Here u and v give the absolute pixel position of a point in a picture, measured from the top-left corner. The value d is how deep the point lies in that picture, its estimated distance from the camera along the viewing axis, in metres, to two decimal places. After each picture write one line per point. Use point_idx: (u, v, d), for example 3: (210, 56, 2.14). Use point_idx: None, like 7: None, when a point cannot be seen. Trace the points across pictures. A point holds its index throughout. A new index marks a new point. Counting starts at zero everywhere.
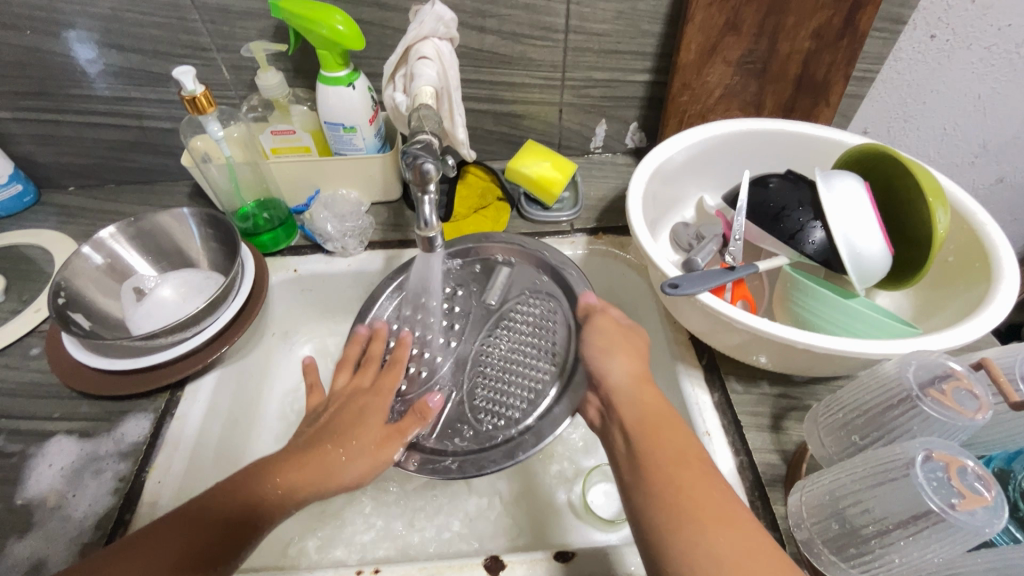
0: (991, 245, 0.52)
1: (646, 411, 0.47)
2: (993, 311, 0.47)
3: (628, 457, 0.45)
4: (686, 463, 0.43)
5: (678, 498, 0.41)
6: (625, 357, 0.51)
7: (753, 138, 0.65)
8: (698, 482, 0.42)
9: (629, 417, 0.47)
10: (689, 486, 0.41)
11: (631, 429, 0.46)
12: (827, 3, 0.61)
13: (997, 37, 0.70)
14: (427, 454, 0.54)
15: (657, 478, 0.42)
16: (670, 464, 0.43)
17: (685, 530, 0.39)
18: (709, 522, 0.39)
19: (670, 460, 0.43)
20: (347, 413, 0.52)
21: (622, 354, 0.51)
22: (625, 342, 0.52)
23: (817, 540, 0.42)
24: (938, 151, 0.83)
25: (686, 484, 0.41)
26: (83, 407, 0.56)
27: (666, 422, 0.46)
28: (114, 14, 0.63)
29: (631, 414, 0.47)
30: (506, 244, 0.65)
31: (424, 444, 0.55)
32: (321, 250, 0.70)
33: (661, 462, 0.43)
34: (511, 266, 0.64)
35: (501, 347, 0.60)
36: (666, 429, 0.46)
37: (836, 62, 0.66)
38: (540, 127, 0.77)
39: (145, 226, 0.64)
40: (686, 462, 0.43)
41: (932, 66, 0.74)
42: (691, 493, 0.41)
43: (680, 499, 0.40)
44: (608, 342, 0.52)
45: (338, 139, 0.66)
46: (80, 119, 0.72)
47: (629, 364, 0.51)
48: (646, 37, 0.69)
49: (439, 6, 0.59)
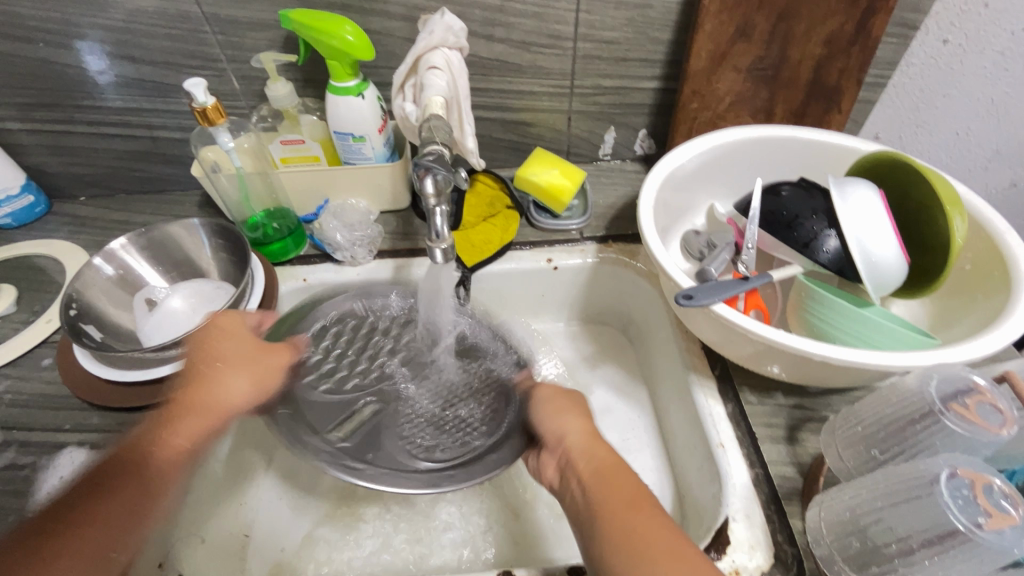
0: (1010, 254, 0.51)
1: (599, 460, 0.46)
2: (1015, 322, 0.46)
3: (586, 505, 0.44)
4: (634, 499, 0.42)
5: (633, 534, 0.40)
6: (564, 408, 0.52)
7: (767, 144, 0.64)
8: (638, 506, 0.42)
9: (585, 469, 0.46)
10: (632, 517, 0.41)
11: (586, 479, 0.46)
12: (839, 10, 0.61)
13: (1011, 41, 0.69)
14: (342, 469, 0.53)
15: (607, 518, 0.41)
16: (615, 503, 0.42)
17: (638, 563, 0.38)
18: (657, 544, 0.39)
19: (618, 500, 0.42)
20: (205, 356, 0.52)
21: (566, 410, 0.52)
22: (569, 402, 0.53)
23: (837, 557, 0.41)
24: (950, 156, 0.82)
25: (635, 518, 0.41)
26: (94, 418, 0.56)
27: (620, 468, 0.46)
28: (126, 26, 0.64)
29: (587, 469, 0.46)
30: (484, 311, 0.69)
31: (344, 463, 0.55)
32: (330, 260, 0.70)
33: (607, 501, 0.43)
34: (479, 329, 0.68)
35: (433, 397, 0.65)
36: (617, 476, 0.45)
37: (848, 68, 0.65)
38: (549, 135, 0.77)
39: (156, 236, 0.64)
40: (637, 504, 0.42)
41: (944, 72, 0.73)
42: (640, 525, 0.40)
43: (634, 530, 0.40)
44: (551, 399, 0.54)
45: (348, 148, 0.66)
46: (91, 130, 0.72)
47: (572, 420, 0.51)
48: (655, 44, 0.68)
49: (449, 16, 0.60)
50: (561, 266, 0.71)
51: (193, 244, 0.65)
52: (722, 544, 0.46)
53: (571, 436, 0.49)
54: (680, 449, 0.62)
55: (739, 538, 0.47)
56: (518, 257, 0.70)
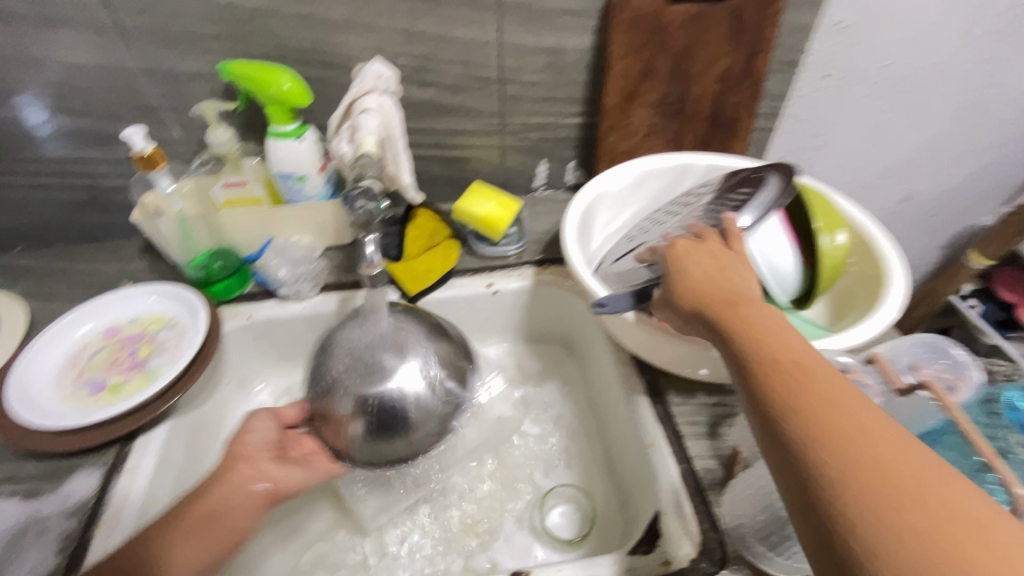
0: (887, 259, 0.57)
1: (743, 345, 0.40)
2: (884, 314, 0.52)
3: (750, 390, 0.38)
4: (805, 362, 0.37)
5: (839, 453, 0.31)
6: (718, 288, 0.45)
7: (666, 170, 0.73)
8: (862, 440, 0.32)
9: (749, 337, 0.40)
10: (836, 421, 0.33)
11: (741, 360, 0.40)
12: (728, 52, 0.70)
13: (881, 74, 0.84)
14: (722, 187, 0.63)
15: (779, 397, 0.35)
16: (800, 387, 0.35)
17: (845, 483, 0.30)
18: (882, 453, 0.31)
19: (806, 386, 0.35)
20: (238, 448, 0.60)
21: (697, 275, 0.47)
22: (730, 267, 0.48)
23: (750, 535, 0.47)
24: (846, 172, 0.99)
25: (852, 433, 0.32)
26: (28, 467, 0.55)
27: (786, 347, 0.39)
28: (65, 81, 0.65)
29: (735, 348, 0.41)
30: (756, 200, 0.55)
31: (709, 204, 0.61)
32: (275, 296, 0.72)
33: (788, 377, 0.36)
34: (750, 195, 0.56)
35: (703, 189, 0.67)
36: (780, 338, 0.40)
37: (741, 101, 0.75)
38: (486, 169, 0.83)
39: (124, 295, 0.68)
40: (796, 396, 0.35)
41: (830, 100, 0.87)
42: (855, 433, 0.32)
43: (803, 405, 0.34)
44: (704, 287, 0.46)
45: (290, 189, 0.69)
46: (29, 181, 0.73)
47: (720, 284, 0.45)
48: (574, 85, 0.75)
49: (378, 64, 0.65)
50: (501, 290, 0.75)
51: (129, 301, 0.68)
52: (654, 537, 0.50)
53: (756, 324, 0.41)
54: (624, 455, 0.65)
55: (669, 530, 0.50)
56: (460, 284, 0.74)
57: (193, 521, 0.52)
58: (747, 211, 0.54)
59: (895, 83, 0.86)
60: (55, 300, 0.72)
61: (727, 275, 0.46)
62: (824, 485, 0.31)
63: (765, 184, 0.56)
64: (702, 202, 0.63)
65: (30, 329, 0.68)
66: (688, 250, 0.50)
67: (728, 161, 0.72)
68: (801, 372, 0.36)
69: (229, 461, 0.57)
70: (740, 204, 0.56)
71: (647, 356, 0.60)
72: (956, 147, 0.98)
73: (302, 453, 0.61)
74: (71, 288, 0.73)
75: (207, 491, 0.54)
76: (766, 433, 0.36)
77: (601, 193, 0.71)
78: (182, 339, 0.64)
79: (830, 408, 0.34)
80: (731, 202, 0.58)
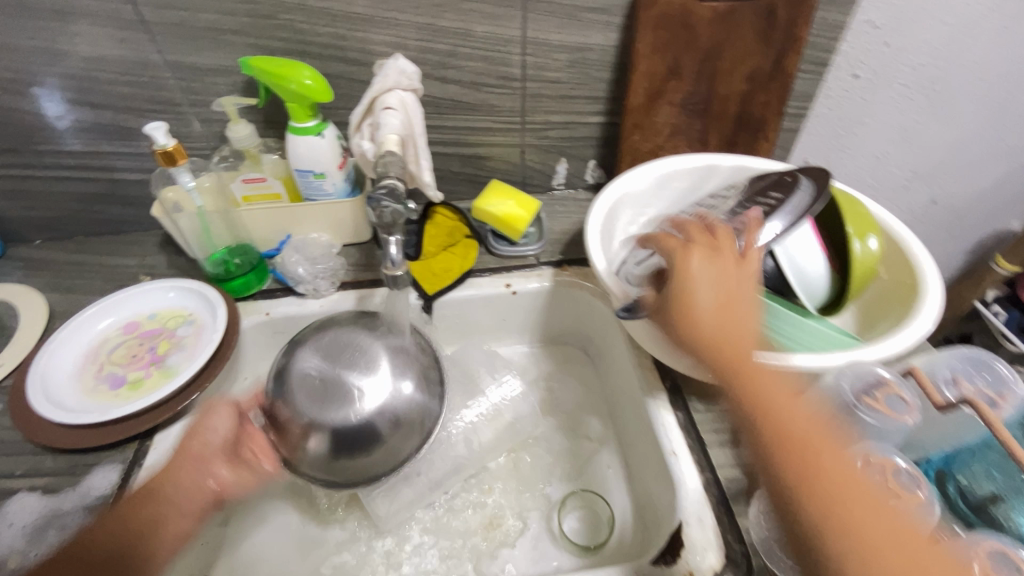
0: (920, 268, 0.55)
1: (750, 405, 0.42)
2: (918, 323, 0.51)
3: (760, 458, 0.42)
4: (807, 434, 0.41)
5: (840, 531, 0.37)
6: (712, 314, 0.45)
7: (691, 171, 0.71)
8: (853, 518, 0.37)
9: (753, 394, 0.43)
10: (838, 500, 0.38)
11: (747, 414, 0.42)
12: (757, 51, 0.69)
13: (912, 74, 0.82)
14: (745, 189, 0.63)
15: (783, 471, 0.39)
16: (804, 465, 0.39)
17: (846, 560, 0.36)
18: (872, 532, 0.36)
19: (805, 461, 0.39)
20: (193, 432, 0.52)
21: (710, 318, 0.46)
22: (725, 286, 0.47)
23: (778, 549, 0.45)
24: (871, 174, 0.97)
25: (852, 514, 0.37)
26: (48, 461, 0.55)
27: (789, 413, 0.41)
28: (86, 74, 0.65)
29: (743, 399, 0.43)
30: (789, 205, 0.54)
31: (735, 206, 0.60)
32: (293, 293, 0.72)
33: (792, 455, 0.40)
34: (781, 199, 0.55)
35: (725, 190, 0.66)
36: (780, 402, 0.42)
37: (769, 101, 0.73)
38: (505, 168, 0.82)
39: (144, 289, 0.68)
40: (804, 473, 0.39)
41: (858, 101, 0.85)
42: (851, 510, 0.37)
43: (807, 483, 0.39)
44: (698, 316, 0.46)
45: (309, 185, 0.68)
46: (49, 174, 0.72)
47: (732, 331, 0.45)
48: (598, 83, 0.74)
49: (401, 61, 0.64)
50: (519, 290, 0.74)
51: (149, 296, 0.68)
52: (676, 549, 0.49)
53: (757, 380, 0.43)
54: (642, 461, 0.64)
55: (692, 540, 0.49)
56: (478, 283, 0.73)
57: (140, 529, 0.46)
58: (778, 215, 0.53)
59: (927, 83, 0.83)
60: (75, 293, 0.72)
61: (727, 301, 0.46)
62: (832, 562, 0.36)
63: (797, 190, 0.56)
64: (727, 204, 0.62)
65: (50, 322, 0.68)
66: (683, 257, 0.48)
67: (754, 163, 0.70)
68: (801, 446, 0.40)
69: (181, 458, 0.49)
70: (771, 207, 0.55)
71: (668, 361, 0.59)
72: (988, 150, 0.95)
73: (255, 454, 0.52)
74: (91, 281, 0.74)
75: (159, 492, 0.47)
76: (777, 502, 0.41)
77: (624, 194, 0.69)
78: (200, 335, 0.64)
79: (833, 483, 0.38)
80: (759, 204, 0.57)
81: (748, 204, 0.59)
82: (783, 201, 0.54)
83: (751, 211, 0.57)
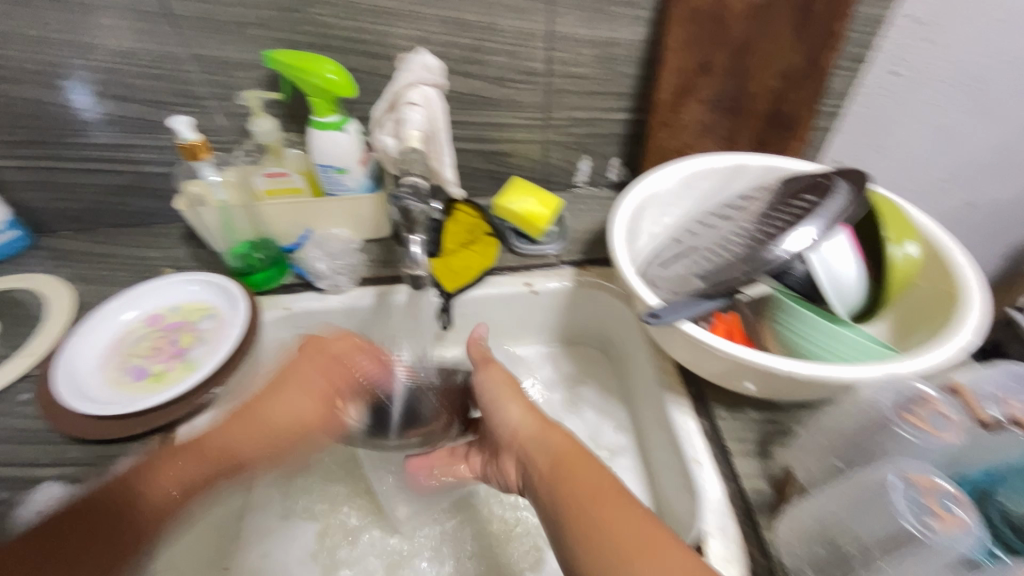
0: (963, 279, 0.53)
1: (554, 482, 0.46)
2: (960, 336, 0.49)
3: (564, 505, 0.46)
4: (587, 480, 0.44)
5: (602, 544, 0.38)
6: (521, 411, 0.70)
7: (719, 170, 0.69)
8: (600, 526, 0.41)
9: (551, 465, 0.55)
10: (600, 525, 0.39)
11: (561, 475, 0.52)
12: (792, 46, 0.66)
13: (954, 72, 0.78)
14: (778, 191, 0.60)
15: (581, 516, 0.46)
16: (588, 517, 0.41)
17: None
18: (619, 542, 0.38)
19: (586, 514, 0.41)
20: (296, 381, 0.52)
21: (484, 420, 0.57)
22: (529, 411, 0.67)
23: (806, 568, 0.43)
24: (905, 175, 0.93)
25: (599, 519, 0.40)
26: (73, 451, 0.55)
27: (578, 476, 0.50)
28: (114, 67, 0.66)
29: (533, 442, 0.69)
30: (826, 207, 0.52)
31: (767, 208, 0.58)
32: (313, 288, 0.72)
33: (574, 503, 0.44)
34: (818, 202, 0.53)
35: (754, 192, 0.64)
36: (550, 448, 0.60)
37: (803, 99, 0.70)
38: (527, 165, 0.80)
39: (166, 283, 0.69)
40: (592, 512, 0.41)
41: (894, 100, 0.82)
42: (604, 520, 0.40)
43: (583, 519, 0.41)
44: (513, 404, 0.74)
45: (330, 181, 0.68)
46: (76, 165, 0.73)
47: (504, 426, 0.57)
48: (624, 79, 0.72)
49: (426, 55, 0.63)
50: (540, 290, 0.73)
51: (171, 288, 0.68)
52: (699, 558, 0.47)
53: None
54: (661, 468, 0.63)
55: (714, 552, 0.48)
56: (497, 282, 0.72)
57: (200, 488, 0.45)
58: (815, 219, 0.51)
59: (970, 81, 0.80)
60: (100, 284, 0.73)
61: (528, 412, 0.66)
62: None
63: (835, 192, 0.53)
64: (757, 206, 0.60)
65: (76, 311, 0.69)
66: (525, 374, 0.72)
67: (785, 163, 0.68)
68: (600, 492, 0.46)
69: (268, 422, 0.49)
70: (804, 210, 0.53)
71: (693, 367, 0.57)
72: None
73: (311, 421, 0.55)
74: (115, 272, 0.74)
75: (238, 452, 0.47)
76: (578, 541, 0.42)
77: (649, 193, 0.67)
78: (222, 329, 0.64)
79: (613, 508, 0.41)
80: (792, 207, 0.55)
81: (782, 207, 0.56)
82: (819, 204, 0.52)
83: (784, 214, 0.54)
